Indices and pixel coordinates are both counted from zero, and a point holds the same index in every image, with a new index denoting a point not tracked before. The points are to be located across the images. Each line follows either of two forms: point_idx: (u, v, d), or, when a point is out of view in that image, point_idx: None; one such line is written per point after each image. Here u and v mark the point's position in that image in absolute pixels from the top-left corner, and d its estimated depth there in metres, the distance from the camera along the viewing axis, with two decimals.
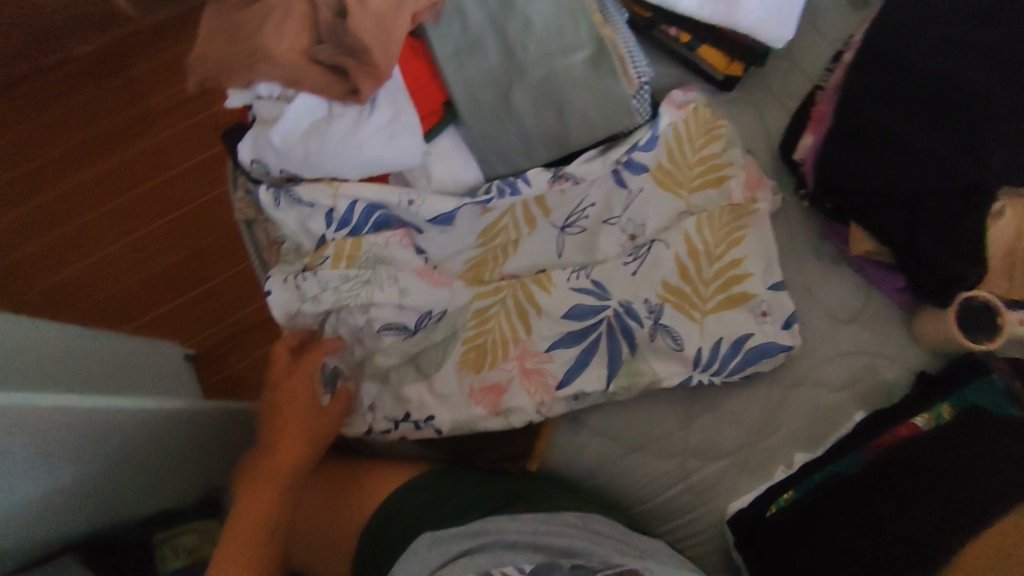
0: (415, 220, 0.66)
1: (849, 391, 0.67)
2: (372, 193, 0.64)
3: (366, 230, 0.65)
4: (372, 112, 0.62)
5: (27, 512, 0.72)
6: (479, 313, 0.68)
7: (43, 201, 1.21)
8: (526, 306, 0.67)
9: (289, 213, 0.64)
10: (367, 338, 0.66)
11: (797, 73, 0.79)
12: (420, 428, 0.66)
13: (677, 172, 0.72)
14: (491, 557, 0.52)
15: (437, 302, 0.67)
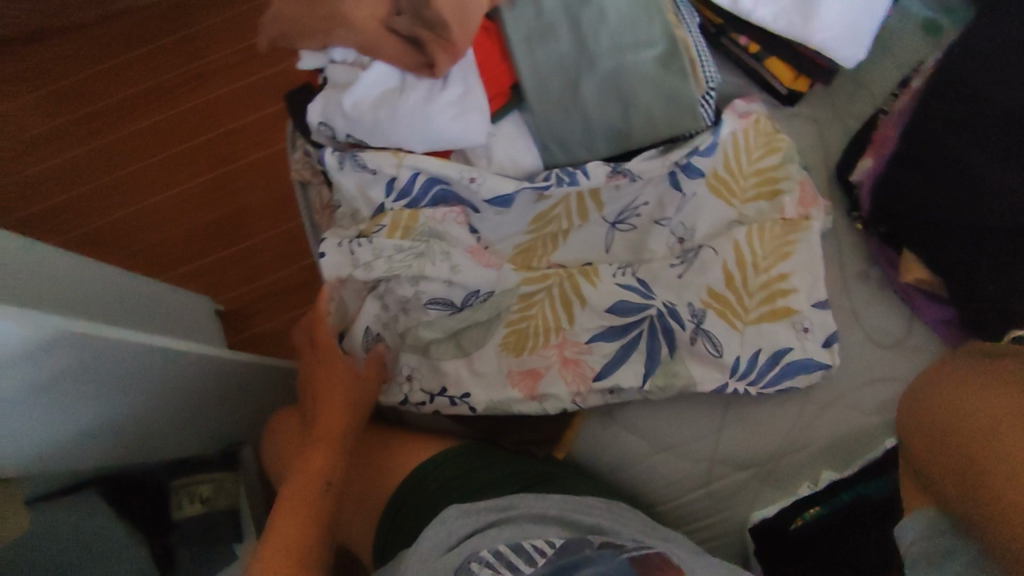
0: (473, 199, 0.66)
1: (884, 417, 0.67)
2: (433, 168, 0.64)
3: (423, 203, 0.66)
4: (444, 89, 0.63)
5: (65, 439, 0.74)
6: (525, 298, 0.69)
7: (97, 144, 1.24)
8: (572, 297, 0.68)
9: (350, 176, 0.65)
10: (413, 310, 0.67)
11: (863, 94, 0.78)
12: (455, 404, 0.67)
13: (733, 181, 0.72)
14: (522, 529, 0.55)
15: (485, 282, 0.67)
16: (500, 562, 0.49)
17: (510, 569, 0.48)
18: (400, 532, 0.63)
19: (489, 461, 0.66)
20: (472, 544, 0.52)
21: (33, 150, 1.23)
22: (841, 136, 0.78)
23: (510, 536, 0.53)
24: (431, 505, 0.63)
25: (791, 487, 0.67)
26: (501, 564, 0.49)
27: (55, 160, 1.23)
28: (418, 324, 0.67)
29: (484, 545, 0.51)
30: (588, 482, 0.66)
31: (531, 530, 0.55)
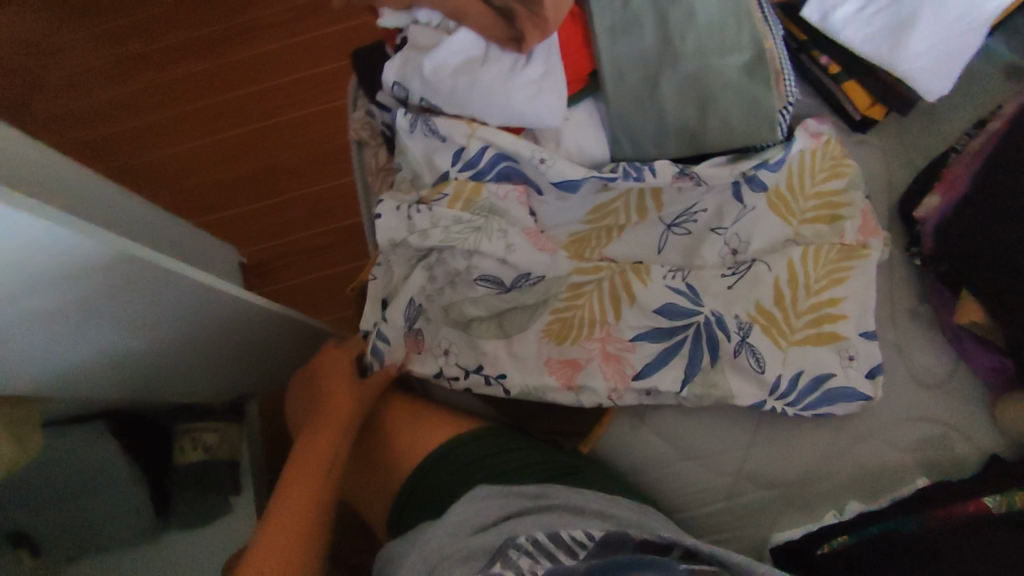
0: (539, 180, 0.66)
1: (917, 456, 0.66)
2: (504, 143, 0.63)
3: (488, 177, 0.66)
4: (527, 66, 0.61)
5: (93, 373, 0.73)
6: (574, 287, 0.68)
7: (151, 81, 1.28)
8: (621, 293, 0.68)
9: (418, 141, 0.65)
10: (462, 284, 0.66)
11: (935, 129, 0.77)
12: (490, 383, 0.66)
13: (792, 200, 0.71)
14: (559, 518, 0.55)
15: (537, 265, 0.67)
16: (538, 551, 0.48)
17: (549, 559, 0.48)
18: (421, 504, 0.62)
19: (516, 446, 0.66)
20: (510, 526, 0.53)
21: (86, 78, 1.28)
22: (907, 170, 0.77)
23: (547, 524, 0.54)
24: (457, 481, 0.62)
25: (816, 513, 0.66)
26: (539, 553, 0.48)
27: (109, 91, 1.28)
28: (464, 299, 0.66)
29: (523, 528, 0.53)
30: (613, 480, 0.65)
31: (568, 520, 0.55)
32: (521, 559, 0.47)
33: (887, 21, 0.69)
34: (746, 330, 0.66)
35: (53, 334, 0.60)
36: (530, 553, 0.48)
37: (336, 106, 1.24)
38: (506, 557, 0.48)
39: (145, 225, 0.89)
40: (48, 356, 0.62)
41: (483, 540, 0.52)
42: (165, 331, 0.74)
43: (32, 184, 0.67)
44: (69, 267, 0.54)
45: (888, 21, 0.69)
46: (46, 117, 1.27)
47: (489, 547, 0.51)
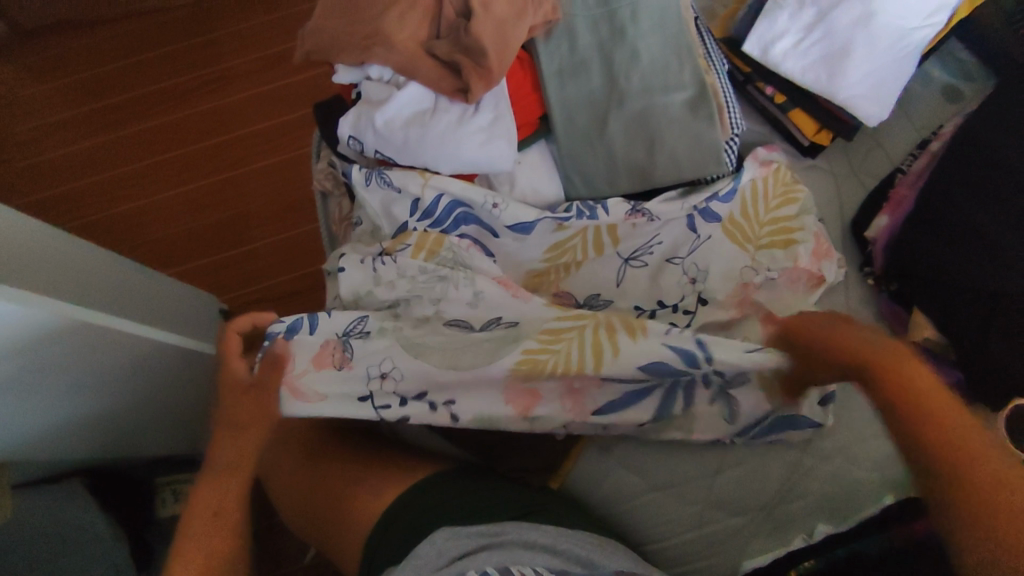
0: (494, 224, 0.68)
1: (881, 474, 0.67)
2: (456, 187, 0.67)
3: (446, 224, 0.68)
4: (473, 115, 0.64)
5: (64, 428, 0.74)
6: (553, 331, 0.61)
7: (124, 136, 1.32)
8: (603, 345, 0.60)
9: (375, 193, 0.68)
10: (428, 326, 0.64)
11: (880, 152, 0.79)
12: (436, 410, 0.62)
13: (747, 226, 0.71)
14: (509, 555, 0.54)
15: (510, 311, 0.63)
16: None
17: None
18: (382, 551, 0.62)
19: (480, 488, 0.66)
20: (463, 563, 0.53)
21: (59, 134, 1.32)
22: (857, 192, 0.79)
23: (496, 559, 0.54)
24: (418, 527, 0.61)
25: (786, 538, 0.66)
26: None
27: (83, 147, 1.32)
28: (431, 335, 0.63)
29: (476, 565, 0.53)
30: (580, 514, 0.66)
31: (519, 554, 0.55)
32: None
33: (823, 53, 0.71)
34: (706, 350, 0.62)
35: None
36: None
37: (307, 152, 1.29)
38: None
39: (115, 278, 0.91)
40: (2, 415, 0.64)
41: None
42: None
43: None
44: None
45: (823, 53, 0.71)
46: (19, 174, 1.30)
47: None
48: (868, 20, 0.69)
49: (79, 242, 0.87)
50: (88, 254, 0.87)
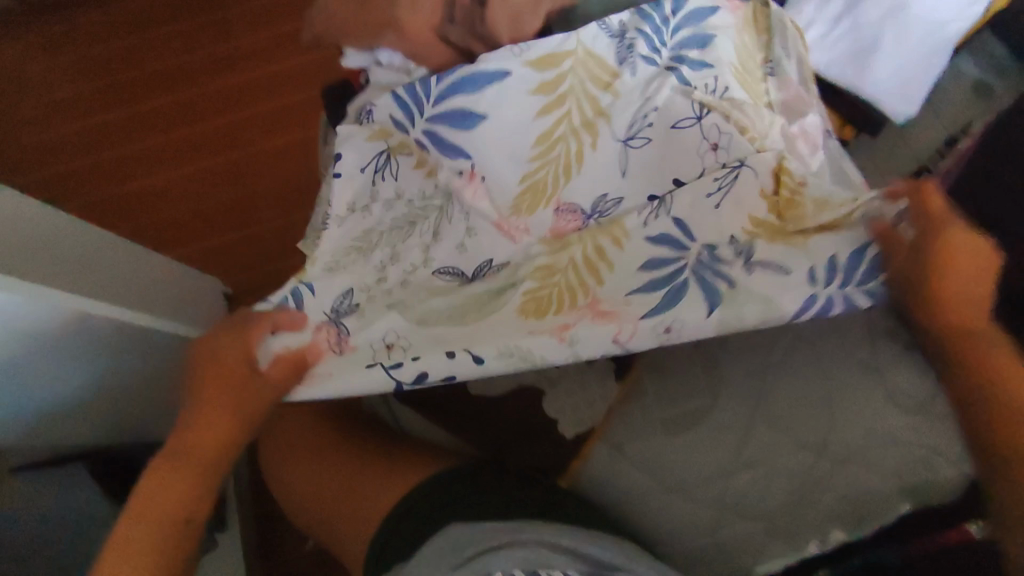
0: (452, 112, 0.65)
1: (899, 481, 0.66)
2: (472, 149, 0.66)
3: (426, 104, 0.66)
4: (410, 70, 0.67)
5: None
6: (547, 262, 0.63)
7: (124, 115, 1.33)
8: (573, 163, 0.66)
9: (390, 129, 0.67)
10: (418, 280, 0.66)
11: (905, 150, 0.76)
12: (454, 355, 0.57)
13: (783, 224, 0.61)
14: (535, 554, 0.55)
15: (500, 253, 0.66)
16: None
17: None
18: (400, 540, 0.61)
19: (499, 482, 0.65)
20: (489, 560, 0.53)
21: (64, 111, 1.33)
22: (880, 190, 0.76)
23: (520, 560, 0.54)
24: (435, 520, 0.61)
25: (800, 543, 0.67)
26: None
27: (83, 125, 1.33)
28: (423, 288, 0.65)
29: (500, 566, 0.52)
30: (594, 513, 0.65)
31: (544, 555, 0.55)
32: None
33: (850, 45, 0.69)
34: (739, 167, 0.63)
35: None
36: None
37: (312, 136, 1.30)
38: None
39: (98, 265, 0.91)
40: None
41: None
42: None
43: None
44: None
45: (851, 44, 0.69)
46: (20, 155, 1.31)
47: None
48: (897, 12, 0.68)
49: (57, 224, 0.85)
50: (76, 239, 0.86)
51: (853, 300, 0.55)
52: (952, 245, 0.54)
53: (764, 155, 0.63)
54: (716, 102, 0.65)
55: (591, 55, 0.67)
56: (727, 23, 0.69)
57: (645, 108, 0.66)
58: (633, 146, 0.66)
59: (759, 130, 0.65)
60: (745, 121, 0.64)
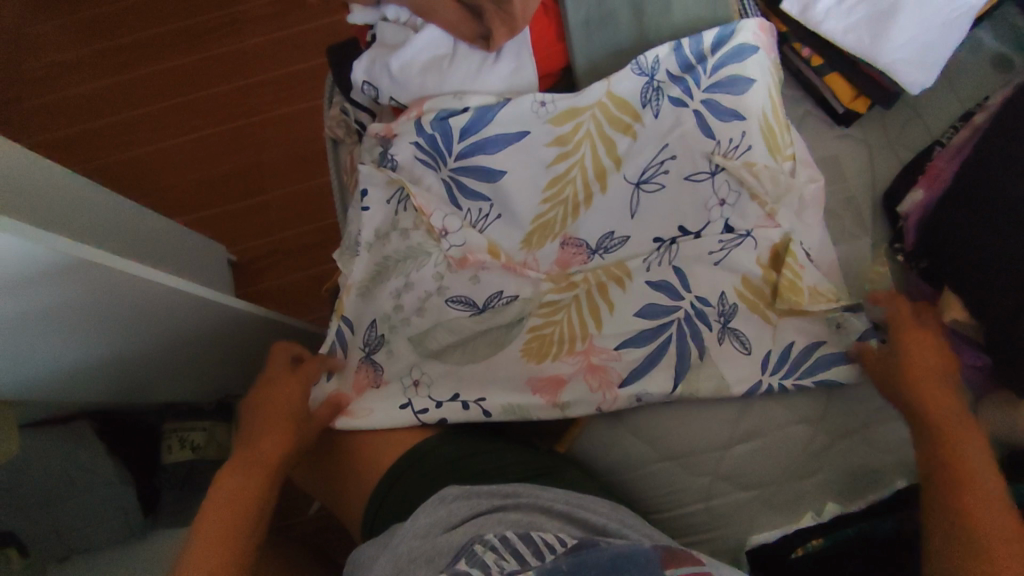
0: (461, 143, 0.65)
1: (895, 456, 0.66)
2: (493, 196, 0.67)
3: (439, 141, 0.65)
4: (420, 119, 0.65)
5: (60, 374, 0.72)
6: (549, 304, 0.66)
7: (131, 79, 1.32)
8: (580, 201, 0.67)
9: (403, 149, 0.67)
10: (431, 309, 0.66)
11: (918, 123, 0.75)
12: (467, 409, 0.63)
13: (772, 296, 0.65)
14: (525, 516, 0.55)
15: (510, 285, 0.66)
16: (505, 548, 0.49)
17: (514, 556, 0.48)
18: (394, 503, 0.61)
19: (492, 447, 0.65)
20: (478, 525, 0.53)
21: (73, 71, 1.33)
22: (891, 163, 0.75)
23: (513, 522, 0.54)
24: (425, 485, 0.61)
25: (798, 514, 0.66)
26: (506, 551, 0.48)
27: (90, 88, 1.32)
28: (440, 320, 0.65)
29: (490, 529, 0.53)
30: (590, 479, 0.65)
31: (535, 519, 0.55)
32: (488, 555, 0.48)
33: (867, 13, 0.67)
34: (744, 236, 0.66)
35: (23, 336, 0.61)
36: (496, 549, 0.49)
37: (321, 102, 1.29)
38: (473, 554, 0.48)
39: (103, 226, 0.92)
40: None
41: (453, 542, 0.51)
42: (136, 329, 0.74)
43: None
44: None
45: (868, 12, 0.67)
46: (29, 115, 1.31)
47: (457, 547, 0.51)
48: None
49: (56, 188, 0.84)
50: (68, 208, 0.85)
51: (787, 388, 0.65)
52: (914, 360, 0.62)
53: (769, 232, 0.66)
54: (732, 138, 0.65)
55: (612, 101, 0.66)
56: (765, 66, 0.66)
57: (661, 154, 0.66)
58: (646, 190, 0.67)
59: (774, 199, 0.66)
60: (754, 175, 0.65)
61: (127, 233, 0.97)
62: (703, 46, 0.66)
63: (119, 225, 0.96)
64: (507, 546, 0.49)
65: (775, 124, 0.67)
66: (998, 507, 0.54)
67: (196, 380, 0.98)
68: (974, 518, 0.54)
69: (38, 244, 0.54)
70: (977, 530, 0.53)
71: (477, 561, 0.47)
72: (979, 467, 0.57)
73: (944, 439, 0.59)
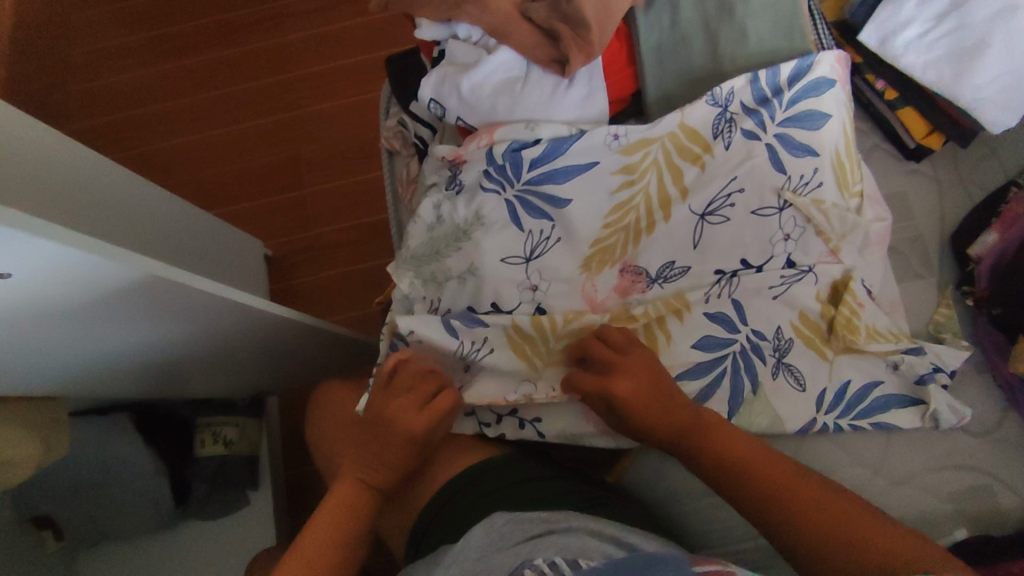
0: (532, 171, 0.65)
1: (959, 508, 0.63)
2: (556, 216, 0.65)
3: (509, 171, 0.65)
4: (491, 148, 0.65)
5: (103, 374, 0.73)
6: None
7: (176, 69, 1.33)
8: (643, 226, 0.66)
9: (471, 174, 0.67)
10: None
11: (993, 161, 0.73)
12: (524, 428, 0.66)
13: (829, 333, 0.64)
14: (576, 539, 0.54)
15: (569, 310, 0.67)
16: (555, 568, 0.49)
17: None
18: (442, 525, 0.61)
19: (539, 475, 0.64)
20: (530, 549, 0.52)
21: (120, 59, 1.34)
22: (963, 201, 0.72)
23: (565, 546, 0.52)
24: (477, 508, 0.60)
25: None
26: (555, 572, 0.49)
27: (135, 77, 1.33)
28: None
29: (540, 554, 0.52)
30: (638, 510, 0.64)
31: (584, 542, 0.53)
32: None
33: (950, 47, 0.65)
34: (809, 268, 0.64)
35: (78, 340, 0.62)
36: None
37: (367, 102, 1.29)
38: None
39: (147, 224, 0.93)
40: (54, 361, 0.63)
41: (507, 564, 0.51)
42: (184, 334, 0.74)
43: (11, 181, 0.71)
44: (53, 269, 0.50)
45: (952, 46, 0.65)
46: (76, 101, 1.33)
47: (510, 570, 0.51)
48: (1009, 13, 0.63)
49: (101, 188, 0.85)
50: (108, 210, 0.86)
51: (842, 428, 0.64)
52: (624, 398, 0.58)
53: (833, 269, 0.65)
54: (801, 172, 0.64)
55: (683, 131, 0.65)
56: (841, 99, 0.65)
57: (729, 186, 0.65)
58: (711, 222, 0.65)
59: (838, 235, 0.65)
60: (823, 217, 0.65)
61: (173, 232, 0.98)
62: (778, 77, 0.65)
63: (166, 224, 0.97)
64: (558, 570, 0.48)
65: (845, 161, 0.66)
66: (834, 513, 0.52)
67: (233, 380, 0.99)
68: (848, 518, 0.51)
69: (118, 262, 0.54)
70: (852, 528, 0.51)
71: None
72: (767, 466, 0.55)
73: (706, 434, 0.58)
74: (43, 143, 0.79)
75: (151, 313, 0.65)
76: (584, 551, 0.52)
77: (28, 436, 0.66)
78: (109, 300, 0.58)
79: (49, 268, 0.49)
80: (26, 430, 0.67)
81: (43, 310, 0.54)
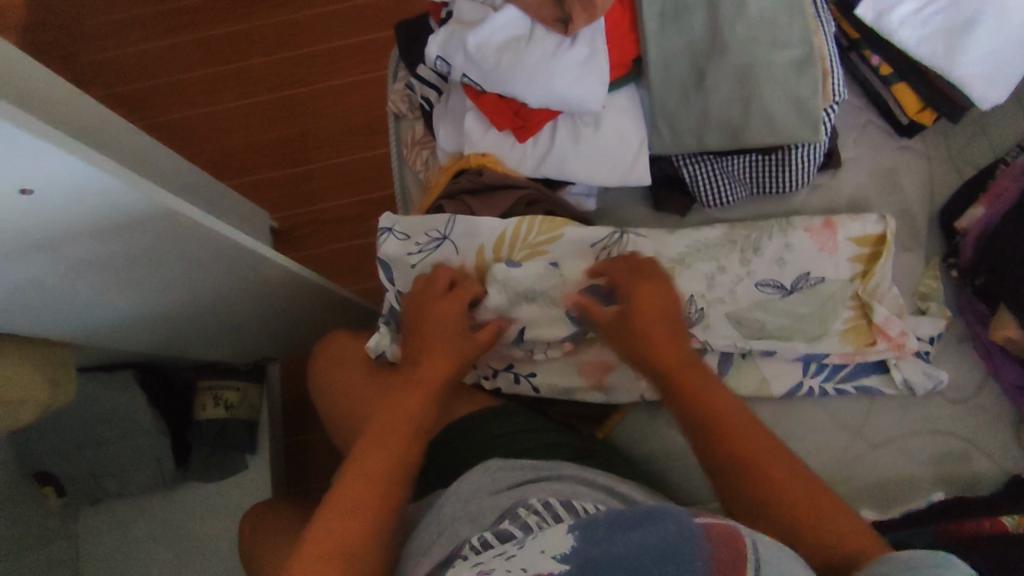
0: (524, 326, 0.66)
1: (935, 469, 0.66)
2: (555, 173, 0.70)
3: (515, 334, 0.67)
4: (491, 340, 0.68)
5: (109, 323, 0.74)
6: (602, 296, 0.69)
7: (187, 40, 1.34)
8: None
9: (477, 138, 0.69)
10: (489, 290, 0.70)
11: (982, 140, 0.75)
12: (518, 382, 0.70)
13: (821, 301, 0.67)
14: (567, 486, 0.56)
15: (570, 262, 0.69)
16: (546, 509, 0.51)
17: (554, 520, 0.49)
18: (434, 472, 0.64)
19: (533, 427, 0.66)
20: (522, 491, 0.54)
21: (131, 29, 1.35)
22: (951, 178, 0.74)
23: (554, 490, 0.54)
24: (465, 459, 0.63)
25: None
26: (547, 512, 0.50)
27: (146, 47, 1.35)
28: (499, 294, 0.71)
29: (534, 494, 0.54)
30: (627, 467, 0.66)
31: (573, 489, 0.55)
32: (530, 517, 0.50)
33: (942, 25, 0.67)
34: (821, 275, 0.68)
35: (92, 282, 0.63)
36: (539, 512, 0.50)
37: (375, 78, 1.31)
38: (517, 516, 0.51)
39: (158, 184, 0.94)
40: (65, 303, 0.64)
41: (494, 504, 0.53)
42: (192, 286, 0.75)
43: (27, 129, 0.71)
44: (87, 202, 0.53)
45: (943, 24, 0.67)
46: (90, 68, 1.34)
47: (500, 510, 0.53)
48: None
49: (112, 145, 0.86)
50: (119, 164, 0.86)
51: (826, 391, 0.68)
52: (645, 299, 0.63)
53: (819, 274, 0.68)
54: (793, 146, 0.67)
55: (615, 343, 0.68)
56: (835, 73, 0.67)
57: (694, 303, 0.68)
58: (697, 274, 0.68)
59: (843, 220, 0.68)
60: (832, 227, 0.68)
61: (181, 194, 0.99)
62: None
63: (176, 187, 0.98)
64: (550, 510, 0.50)
65: (868, 237, 0.68)
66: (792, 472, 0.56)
67: (237, 343, 1.00)
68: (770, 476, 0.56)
69: (149, 200, 0.57)
70: (771, 485, 0.56)
71: (520, 522, 0.49)
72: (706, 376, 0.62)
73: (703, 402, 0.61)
74: (62, 97, 0.80)
75: (165, 259, 0.67)
76: (573, 496, 0.54)
77: (35, 381, 0.68)
78: (133, 241, 0.61)
79: (85, 200, 0.52)
80: (33, 373, 0.68)
81: (67, 245, 0.56)
